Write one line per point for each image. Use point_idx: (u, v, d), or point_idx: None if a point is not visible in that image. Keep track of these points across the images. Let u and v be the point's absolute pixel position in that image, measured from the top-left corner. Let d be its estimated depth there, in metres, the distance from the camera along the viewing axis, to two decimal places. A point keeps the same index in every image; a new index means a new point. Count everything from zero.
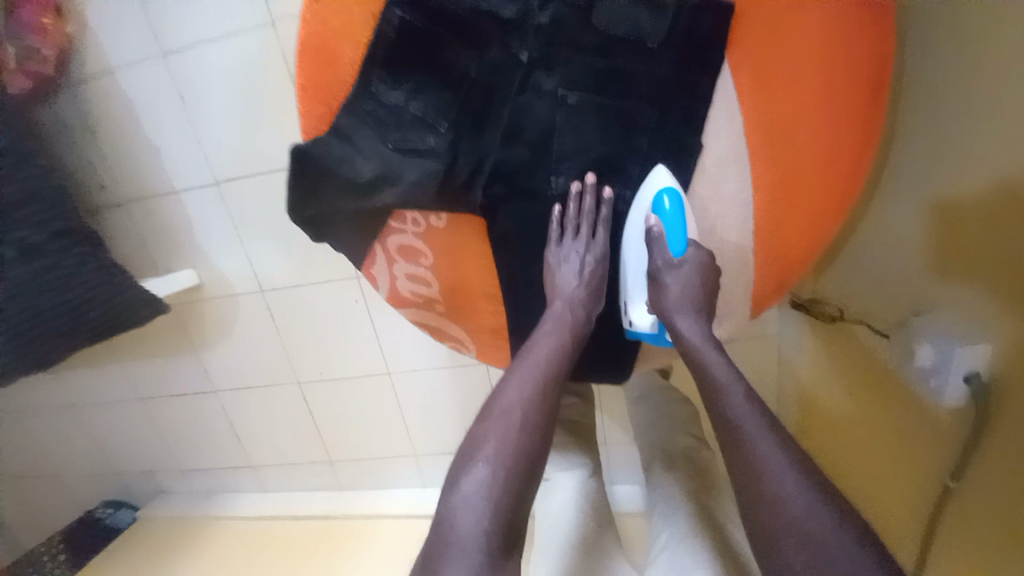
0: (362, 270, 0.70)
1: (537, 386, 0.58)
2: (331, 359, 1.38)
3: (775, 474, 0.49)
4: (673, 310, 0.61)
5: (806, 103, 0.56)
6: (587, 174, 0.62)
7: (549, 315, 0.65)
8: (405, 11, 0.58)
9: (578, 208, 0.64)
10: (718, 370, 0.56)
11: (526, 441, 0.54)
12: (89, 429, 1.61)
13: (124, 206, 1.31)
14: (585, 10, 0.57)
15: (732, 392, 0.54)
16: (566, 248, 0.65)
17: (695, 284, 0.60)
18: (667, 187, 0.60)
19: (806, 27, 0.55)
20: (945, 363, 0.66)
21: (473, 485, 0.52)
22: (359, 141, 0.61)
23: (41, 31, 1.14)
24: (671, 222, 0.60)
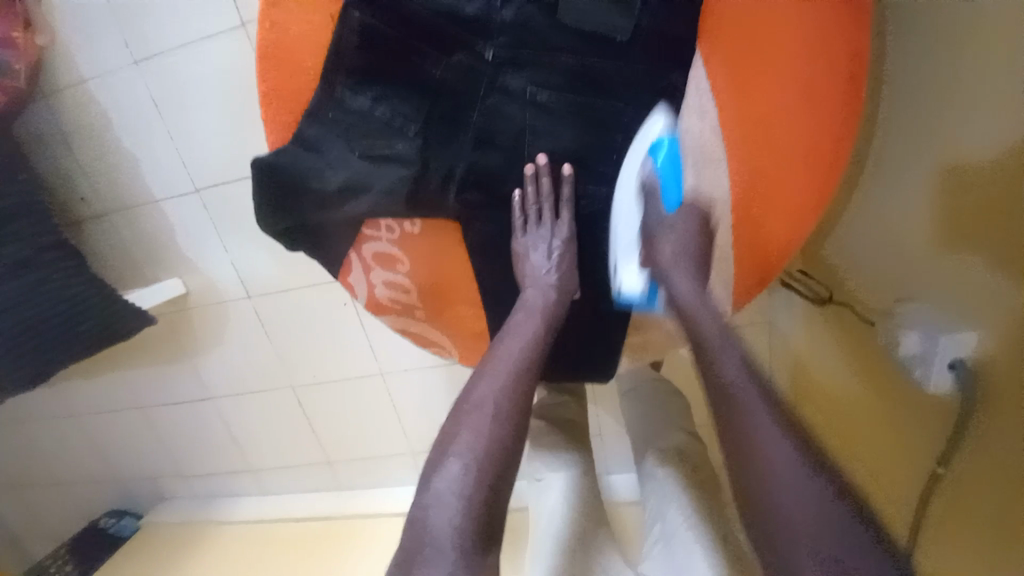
0: (339, 279, 0.68)
1: (510, 378, 0.57)
2: (324, 362, 1.38)
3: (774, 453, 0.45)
4: (669, 266, 0.60)
5: (781, 92, 0.54)
6: (539, 155, 0.61)
7: (522, 304, 0.64)
8: (364, 12, 0.56)
9: (536, 191, 0.63)
10: (713, 329, 0.55)
11: (502, 431, 0.54)
12: (89, 440, 1.62)
13: (107, 217, 1.30)
14: (550, 6, 0.56)
15: (725, 356, 0.53)
16: (532, 235, 0.64)
17: (688, 238, 0.60)
18: (665, 134, 0.60)
19: (777, 10, 0.52)
20: (931, 352, 0.65)
21: (448, 481, 0.51)
22: (326, 150, 0.60)
23: (12, 45, 1.10)
24: (668, 173, 0.61)
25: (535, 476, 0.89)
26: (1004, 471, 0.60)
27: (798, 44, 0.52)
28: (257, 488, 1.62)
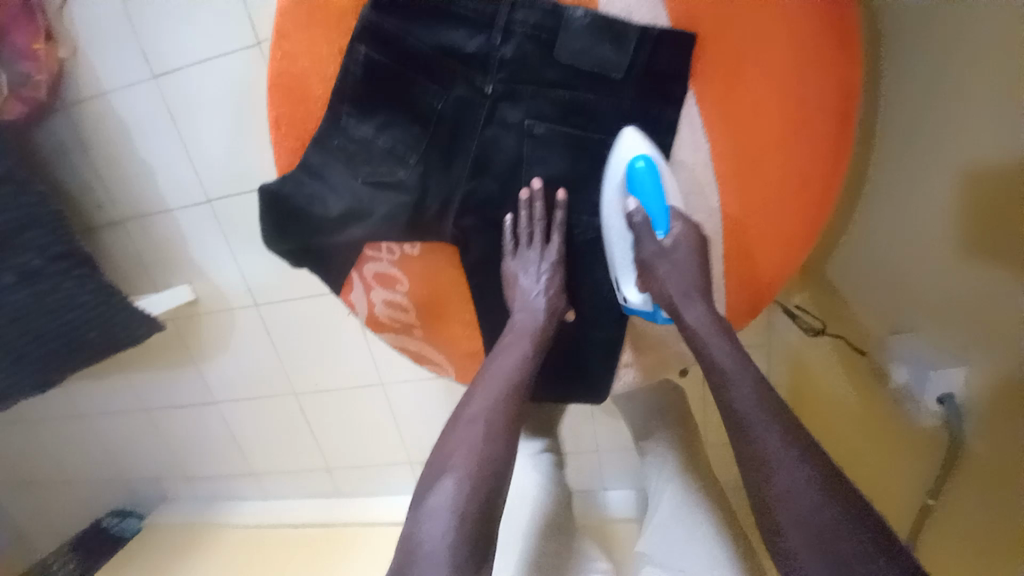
0: (340, 295, 0.70)
1: (501, 397, 0.60)
2: (326, 370, 1.40)
3: (780, 458, 0.51)
4: (677, 297, 0.59)
5: (768, 133, 0.56)
6: (535, 180, 0.62)
7: (511, 326, 0.65)
8: (369, 47, 0.58)
9: (529, 215, 0.63)
10: (725, 359, 0.57)
11: (492, 447, 0.57)
12: (95, 439, 1.65)
13: (120, 224, 1.33)
14: (547, 42, 0.56)
15: (738, 383, 0.56)
16: (521, 259, 0.65)
17: (688, 264, 0.59)
18: (640, 154, 0.57)
19: (769, 55, 0.54)
20: (921, 384, 0.65)
21: (443, 497, 0.54)
22: (329, 176, 0.61)
23: (33, 57, 1.14)
24: (649, 199, 0.58)
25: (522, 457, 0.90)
26: (998, 496, 0.58)
27: (792, 88, 0.54)
28: (257, 492, 1.64)
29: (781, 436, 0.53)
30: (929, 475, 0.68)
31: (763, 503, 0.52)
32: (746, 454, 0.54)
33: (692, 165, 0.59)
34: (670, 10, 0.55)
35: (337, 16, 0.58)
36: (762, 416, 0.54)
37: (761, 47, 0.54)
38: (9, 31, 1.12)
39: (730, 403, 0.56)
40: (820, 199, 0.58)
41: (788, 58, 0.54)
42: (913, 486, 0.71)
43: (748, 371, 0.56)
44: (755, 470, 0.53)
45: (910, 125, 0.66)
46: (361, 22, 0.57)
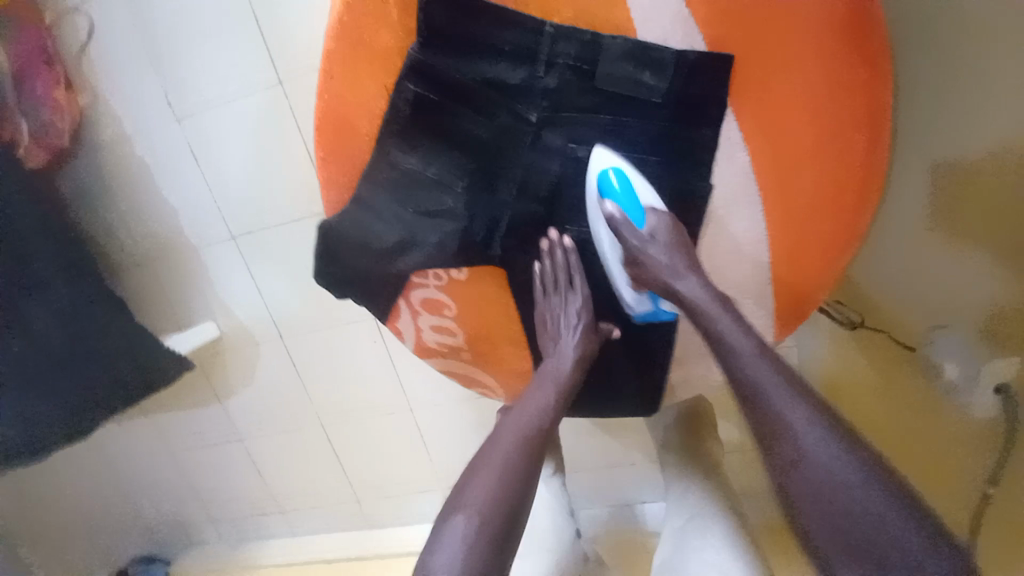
0: (388, 322, 0.72)
1: (521, 440, 0.62)
2: (353, 400, 1.39)
3: (802, 433, 0.50)
4: (672, 277, 0.60)
5: (804, 153, 0.58)
6: (551, 231, 0.66)
7: (541, 371, 0.69)
8: (417, 84, 0.60)
9: (552, 263, 0.67)
10: (730, 334, 0.56)
11: (506, 485, 0.58)
12: (119, 484, 1.63)
13: (144, 266, 1.35)
14: (588, 71, 0.58)
15: (750, 358, 0.55)
16: (549, 304, 0.68)
17: (673, 246, 0.60)
18: (609, 166, 0.61)
19: (798, 74, 0.56)
20: (971, 376, 0.72)
21: (454, 532, 0.56)
22: (381, 210, 0.64)
23: (56, 105, 1.16)
24: (624, 199, 0.61)
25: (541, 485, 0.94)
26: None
27: (829, 98, 0.56)
28: (286, 529, 1.61)
29: (802, 411, 0.51)
30: (986, 459, 0.74)
31: (783, 481, 0.51)
32: (765, 431, 0.53)
33: (730, 179, 0.61)
34: (704, 32, 0.56)
35: (382, 57, 0.60)
36: (782, 391, 0.53)
37: (790, 69, 0.56)
38: (25, 80, 1.13)
39: (745, 381, 0.55)
40: (859, 211, 0.61)
41: (821, 82, 0.56)
42: (970, 475, 0.76)
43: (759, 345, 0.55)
44: (775, 447, 0.52)
45: (950, 134, 0.71)
46: (407, 61, 0.59)
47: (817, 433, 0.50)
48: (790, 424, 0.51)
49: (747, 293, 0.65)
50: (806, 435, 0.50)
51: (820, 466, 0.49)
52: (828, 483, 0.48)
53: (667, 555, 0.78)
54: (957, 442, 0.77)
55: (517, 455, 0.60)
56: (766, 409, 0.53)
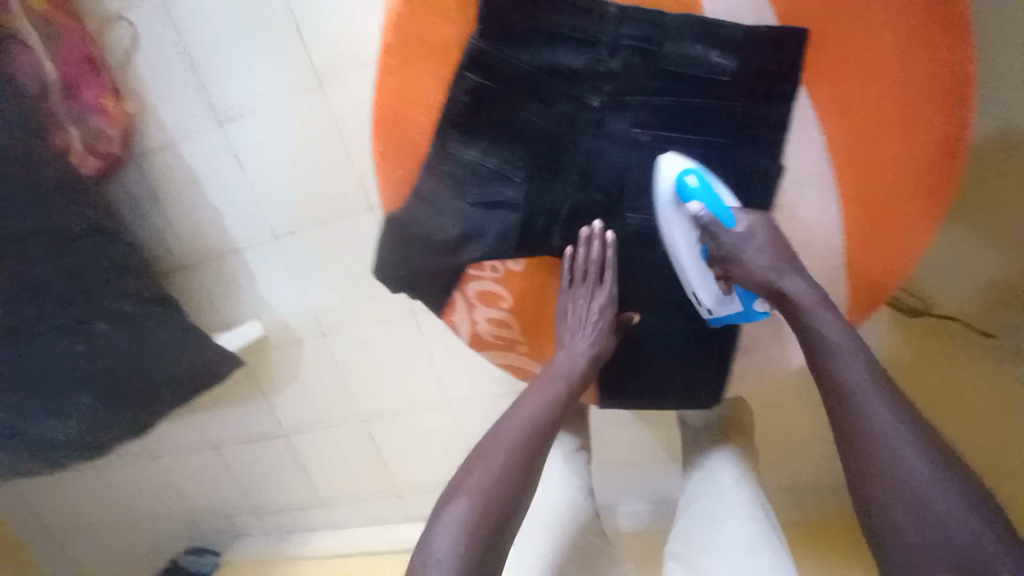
0: (442, 316, 0.72)
1: (528, 431, 0.62)
2: (395, 395, 1.41)
3: (890, 435, 0.52)
4: (778, 277, 0.59)
5: (886, 144, 0.57)
6: (594, 221, 0.64)
7: (551, 364, 0.69)
8: (477, 74, 0.60)
9: (586, 254, 0.65)
10: (834, 336, 0.57)
11: (512, 474, 0.58)
12: (168, 479, 1.68)
13: (189, 268, 1.38)
14: (654, 53, 0.57)
15: (845, 360, 0.56)
16: (575, 293, 0.68)
17: (773, 244, 0.59)
18: (683, 167, 0.60)
19: (879, 56, 0.55)
20: None
21: (453, 514, 0.56)
22: (441, 203, 0.64)
23: (104, 113, 1.19)
24: (707, 200, 0.60)
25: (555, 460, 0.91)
26: None
27: (912, 72, 0.54)
28: (330, 521, 1.64)
29: (894, 414, 0.53)
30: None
31: (866, 479, 0.52)
32: (850, 431, 0.54)
33: (805, 160, 0.59)
34: (775, 7, 0.55)
35: (441, 47, 0.60)
36: (876, 395, 0.54)
37: (869, 42, 0.54)
38: (77, 90, 1.16)
39: (837, 382, 0.55)
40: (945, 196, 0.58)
41: (908, 71, 0.54)
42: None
43: (857, 348, 0.56)
44: (862, 446, 0.53)
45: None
46: (468, 50, 0.59)
47: (905, 435, 0.52)
48: (878, 425, 0.53)
49: (820, 278, 0.63)
50: (896, 437, 0.52)
51: (909, 466, 0.51)
52: (916, 484, 0.50)
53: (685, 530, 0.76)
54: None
55: (526, 442, 0.60)
56: (854, 408, 0.54)
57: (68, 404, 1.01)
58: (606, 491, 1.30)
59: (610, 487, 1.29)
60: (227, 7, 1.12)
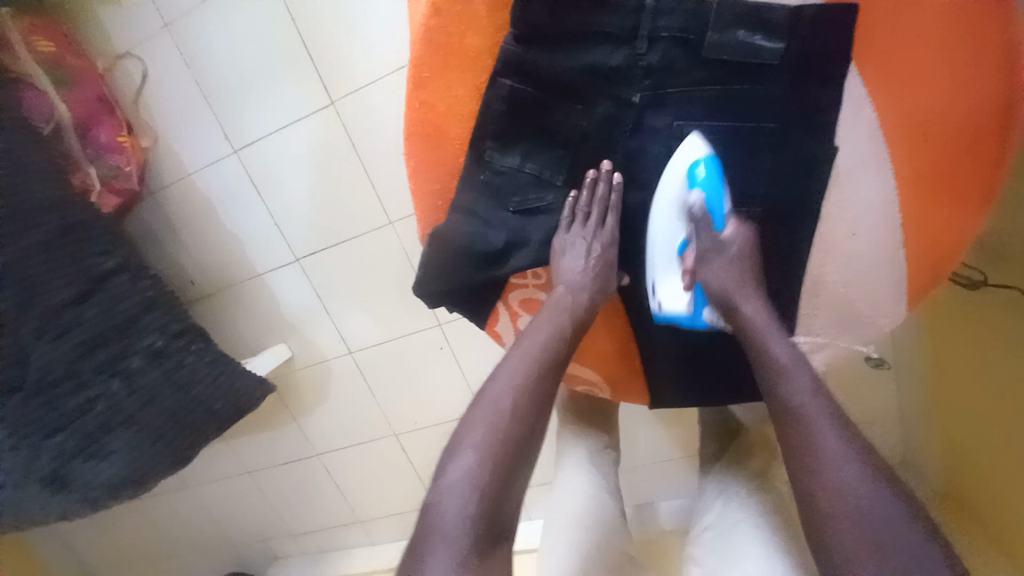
0: (485, 328, 0.71)
1: (528, 374, 0.59)
2: (425, 408, 1.38)
3: (835, 455, 0.48)
4: (735, 294, 0.58)
5: (937, 132, 0.55)
6: (602, 162, 0.62)
7: (550, 301, 0.64)
8: (513, 80, 0.59)
9: (590, 196, 0.63)
10: (782, 352, 0.54)
11: (516, 427, 0.56)
12: (205, 507, 1.68)
13: (212, 297, 1.38)
14: (695, 43, 0.56)
15: (795, 375, 0.52)
16: (572, 234, 0.63)
17: (743, 259, 0.59)
18: (700, 156, 0.58)
19: (924, 41, 0.53)
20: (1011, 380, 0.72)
21: (459, 471, 0.54)
22: (484, 213, 0.63)
23: (120, 150, 1.18)
24: (712, 194, 0.58)
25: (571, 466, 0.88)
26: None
27: (962, 42, 0.52)
28: (368, 539, 1.61)
29: (840, 434, 0.49)
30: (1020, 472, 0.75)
31: (806, 499, 0.49)
32: (794, 449, 0.50)
33: (856, 136, 0.57)
34: None
35: (474, 57, 0.60)
36: (822, 412, 0.50)
37: (919, 13, 0.53)
38: (90, 130, 1.15)
39: (785, 396, 0.52)
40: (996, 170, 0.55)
41: (954, 42, 0.52)
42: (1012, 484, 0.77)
43: (807, 368, 0.53)
44: (803, 464, 0.49)
45: None
46: (502, 56, 0.58)
47: (850, 456, 0.48)
48: (822, 442, 0.49)
49: (877, 258, 0.60)
50: (835, 455, 0.48)
51: (846, 487, 0.47)
52: (854, 505, 0.46)
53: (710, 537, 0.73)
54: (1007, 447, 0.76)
55: (529, 390, 0.58)
56: (801, 428, 0.50)
57: (106, 441, 1.01)
58: (647, 489, 1.27)
59: (651, 485, 1.26)
60: (234, 35, 1.11)
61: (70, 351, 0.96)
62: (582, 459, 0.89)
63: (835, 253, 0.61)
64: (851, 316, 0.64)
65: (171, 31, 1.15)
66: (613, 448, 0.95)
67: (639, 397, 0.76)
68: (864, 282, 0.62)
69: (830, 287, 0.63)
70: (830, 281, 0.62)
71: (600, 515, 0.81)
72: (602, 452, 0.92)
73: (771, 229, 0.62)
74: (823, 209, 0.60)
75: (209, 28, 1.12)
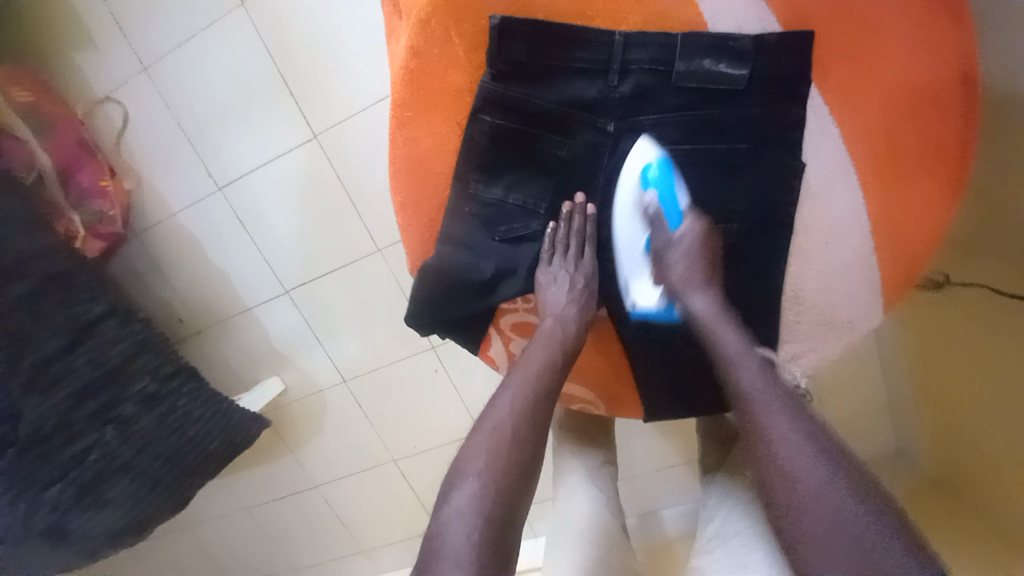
0: (479, 354, 0.73)
1: (528, 401, 0.60)
2: (423, 432, 1.37)
3: (783, 435, 0.51)
4: (684, 288, 0.64)
5: (896, 139, 0.58)
6: (576, 194, 0.65)
7: (540, 330, 0.66)
8: (493, 115, 0.61)
9: (567, 228, 0.66)
10: (729, 343, 0.59)
11: (518, 452, 0.57)
12: (204, 547, 1.64)
13: (202, 333, 1.36)
14: (665, 73, 0.59)
15: (742, 366, 0.57)
16: (555, 268, 0.66)
17: (694, 255, 0.63)
18: (652, 158, 0.62)
19: (880, 49, 0.56)
20: (968, 359, 0.79)
21: (464, 500, 0.54)
22: (473, 245, 0.65)
23: (103, 194, 1.18)
24: (664, 195, 0.64)
25: (569, 485, 0.89)
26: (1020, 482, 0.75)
27: (911, 57, 0.55)
28: (373, 568, 1.58)
29: (789, 423, 0.52)
30: (1000, 471, 0.79)
31: (767, 493, 0.51)
32: (750, 434, 0.53)
33: (823, 151, 0.60)
34: (779, 14, 0.57)
35: (455, 95, 0.62)
36: (772, 402, 0.54)
37: (876, 34, 0.56)
38: (73, 175, 1.15)
39: (738, 387, 0.56)
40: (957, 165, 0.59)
41: (906, 57, 0.56)
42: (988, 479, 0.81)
43: (753, 358, 0.58)
44: (758, 453, 0.52)
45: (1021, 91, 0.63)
46: (481, 94, 0.61)
47: (799, 439, 0.51)
48: (773, 426, 0.52)
49: (853, 262, 0.63)
50: (783, 438, 0.51)
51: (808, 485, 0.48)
52: (825, 513, 0.46)
53: (722, 546, 0.73)
54: (980, 440, 0.81)
55: (526, 418, 0.59)
56: (767, 449, 0.51)
57: (105, 490, 1.00)
58: (649, 496, 1.27)
59: (653, 491, 1.26)
60: (214, 74, 1.13)
61: (63, 403, 0.93)
62: (581, 476, 0.90)
63: (813, 261, 0.64)
64: (831, 320, 0.67)
65: (149, 73, 1.16)
66: (611, 463, 0.96)
67: (632, 411, 0.77)
68: (843, 286, 0.64)
69: (811, 294, 0.65)
70: (809, 289, 0.65)
71: (603, 530, 0.82)
72: (603, 469, 0.93)
73: (750, 242, 0.64)
74: (799, 218, 0.62)
75: (189, 67, 1.13)
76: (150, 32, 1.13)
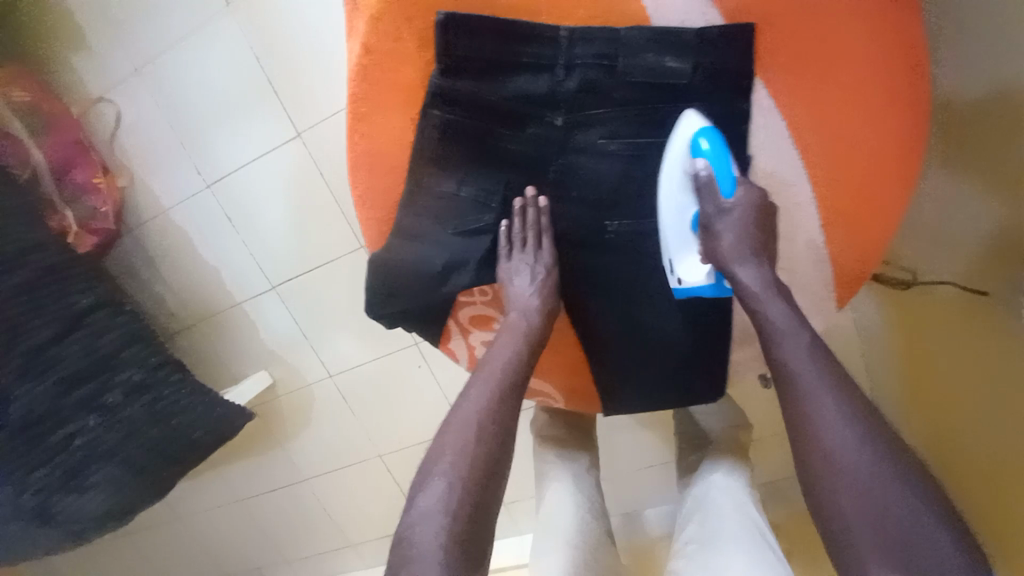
0: (440, 346, 0.74)
1: (492, 397, 0.61)
2: (408, 427, 1.38)
3: (829, 427, 0.48)
4: (731, 259, 0.57)
5: (845, 134, 0.58)
6: (527, 188, 0.66)
7: (506, 324, 0.67)
8: (444, 109, 0.63)
9: (522, 222, 0.66)
10: (778, 318, 0.54)
11: (485, 450, 0.58)
12: (198, 539, 1.67)
13: (192, 327, 1.39)
14: (611, 67, 0.60)
15: (787, 340, 0.53)
16: (515, 261, 0.67)
17: (746, 224, 0.57)
18: (700, 130, 0.59)
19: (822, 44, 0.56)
20: (953, 351, 0.73)
21: (431, 498, 0.55)
22: (428, 237, 0.67)
23: (96, 191, 1.21)
24: (716, 161, 0.58)
25: (549, 483, 0.90)
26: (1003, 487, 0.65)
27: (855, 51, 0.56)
28: (362, 561, 1.59)
29: (832, 397, 0.49)
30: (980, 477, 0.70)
31: (815, 485, 0.49)
32: (790, 412, 0.51)
33: (772, 144, 0.60)
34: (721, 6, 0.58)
35: (406, 90, 0.63)
36: (813, 373, 0.51)
37: (820, 27, 0.56)
38: (68, 172, 1.19)
39: (777, 357, 0.53)
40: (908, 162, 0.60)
41: (849, 52, 0.56)
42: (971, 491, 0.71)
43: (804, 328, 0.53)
44: (801, 426, 0.50)
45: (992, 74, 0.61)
46: (431, 89, 0.62)
47: (842, 416, 0.48)
48: (818, 412, 0.49)
49: (805, 256, 0.63)
50: (826, 422, 0.49)
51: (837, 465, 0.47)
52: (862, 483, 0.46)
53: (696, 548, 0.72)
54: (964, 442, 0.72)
55: (494, 416, 0.60)
56: (810, 429, 0.49)
57: (89, 475, 1.02)
58: (633, 495, 1.27)
59: (636, 489, 1.26)
60: (203, 76, 1.16)
61: (54, 387, 0.97)
62: (553, 471, 0.90)
63: None
64: None
65: (142, 74, 1.19)
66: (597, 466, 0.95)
67: (594, 405, 0.77)
68: (796, 280, 0.64)
69: None
70: None
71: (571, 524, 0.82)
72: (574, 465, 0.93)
73: None
74: None
75: (179, 67, 1.16)
76: (141, 35, 1.17)
